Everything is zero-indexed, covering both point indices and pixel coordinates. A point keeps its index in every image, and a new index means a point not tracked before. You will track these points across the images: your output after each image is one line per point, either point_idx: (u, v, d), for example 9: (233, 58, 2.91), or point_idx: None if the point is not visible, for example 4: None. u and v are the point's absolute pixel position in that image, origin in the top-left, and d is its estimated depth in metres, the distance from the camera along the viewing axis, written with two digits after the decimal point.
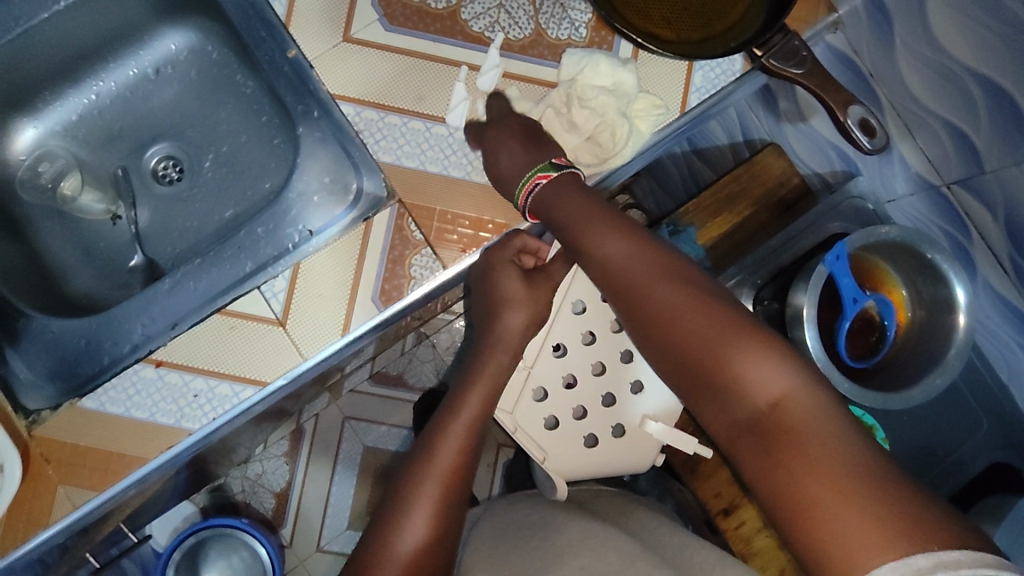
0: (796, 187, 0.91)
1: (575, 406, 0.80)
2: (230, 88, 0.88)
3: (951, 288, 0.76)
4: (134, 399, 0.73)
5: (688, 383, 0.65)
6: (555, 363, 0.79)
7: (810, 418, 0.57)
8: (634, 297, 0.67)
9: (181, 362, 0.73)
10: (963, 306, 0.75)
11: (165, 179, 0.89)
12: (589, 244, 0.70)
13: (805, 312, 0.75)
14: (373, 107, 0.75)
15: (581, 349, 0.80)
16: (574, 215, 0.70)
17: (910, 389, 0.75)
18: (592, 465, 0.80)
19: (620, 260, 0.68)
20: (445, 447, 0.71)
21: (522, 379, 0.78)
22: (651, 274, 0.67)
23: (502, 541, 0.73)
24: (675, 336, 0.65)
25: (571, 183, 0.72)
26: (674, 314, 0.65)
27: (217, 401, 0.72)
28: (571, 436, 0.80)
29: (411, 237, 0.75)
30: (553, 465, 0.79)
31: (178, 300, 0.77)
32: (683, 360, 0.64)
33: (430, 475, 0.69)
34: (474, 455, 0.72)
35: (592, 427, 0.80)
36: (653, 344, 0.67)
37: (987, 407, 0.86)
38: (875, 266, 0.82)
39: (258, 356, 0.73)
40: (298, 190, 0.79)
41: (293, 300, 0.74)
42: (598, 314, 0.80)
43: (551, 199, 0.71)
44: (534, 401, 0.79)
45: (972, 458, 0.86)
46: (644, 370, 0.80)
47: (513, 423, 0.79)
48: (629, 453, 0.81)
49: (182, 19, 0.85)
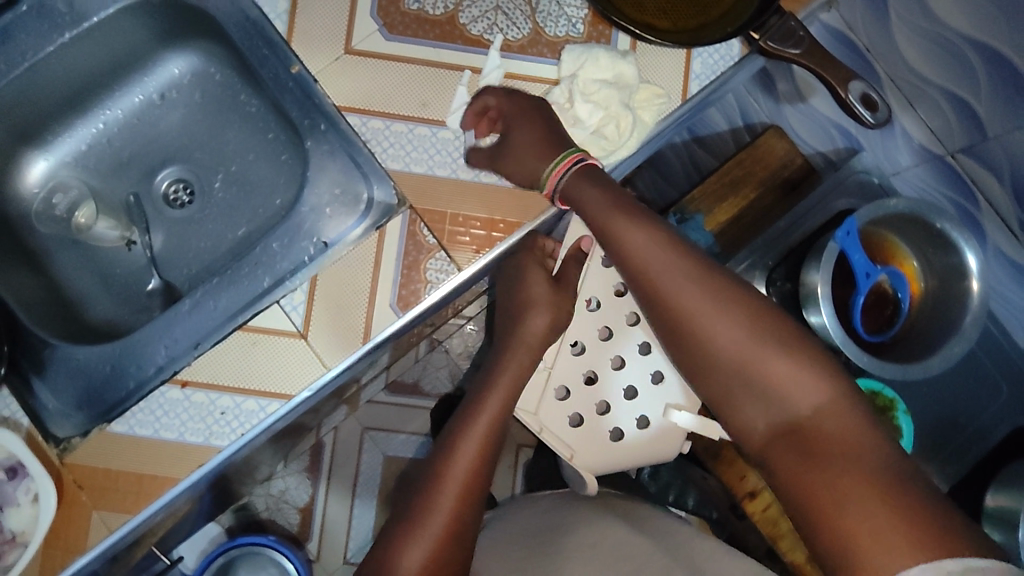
0: (800, 167, 0.91)
1: (598, 400, 0.80)
2: (235, 107, 0.89)
3: (962, 256, 0.77)
4: (162, 420, 0.73)
5: (719, 380, 0.68)
6: (575, 360, 0.80)
7: (839, 428, 0.62)
8: (668, 297, 0.70)
9: (206, 381, 0.74)
10: (975, 272, 0.76)
11: (176, 203, 0.90)
12: (622, 247, 0.73)
13: (819, 290, 0.76)
14: (379, 116, 0.77)
15: (599, 345, 0.80)
16: (607, 217, 0.73)
17: (929, 358, 0.75)
18: (619, 458, 0.79)
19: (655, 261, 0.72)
20: (464, 449, 0.70)
21: (544, 378, 0.79)
22: (687, 277, 0.70)
23: (515, 544, 0.75)
24: (711, 336, 0.68)
25: (602, 180, 0.75)
26: (710, 316, 0.68)
27: (243, 416, 0.73)
28: (596, 432, 0.79)
29: (425, 241, 0.75)
30: (581, 462, 0.79)
31: (198, 319, 0.78)
32: (716, 360, 0.68)
33: (449, 477, 0.69)
34: (492, 458, 0.72)
35: (616, 420, 0.79)
36: (684, 343, 0.70)
37: (1004, 371, 0.86)
38: (885, 240, 0.82)
39: (281, 369, 0.74)
40: (311, 204, 0.80)
41: (313, 311, 0.75)
42: (612, 308, 0.81)
43: (581, 191, 0.74)
44: (557, 400, 0.79)
45: (994, 426, 0.86)
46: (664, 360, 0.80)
47: (538, 422, 0.78)
48: (657, 444, 0.79)
49: (185, 43, 0.86)
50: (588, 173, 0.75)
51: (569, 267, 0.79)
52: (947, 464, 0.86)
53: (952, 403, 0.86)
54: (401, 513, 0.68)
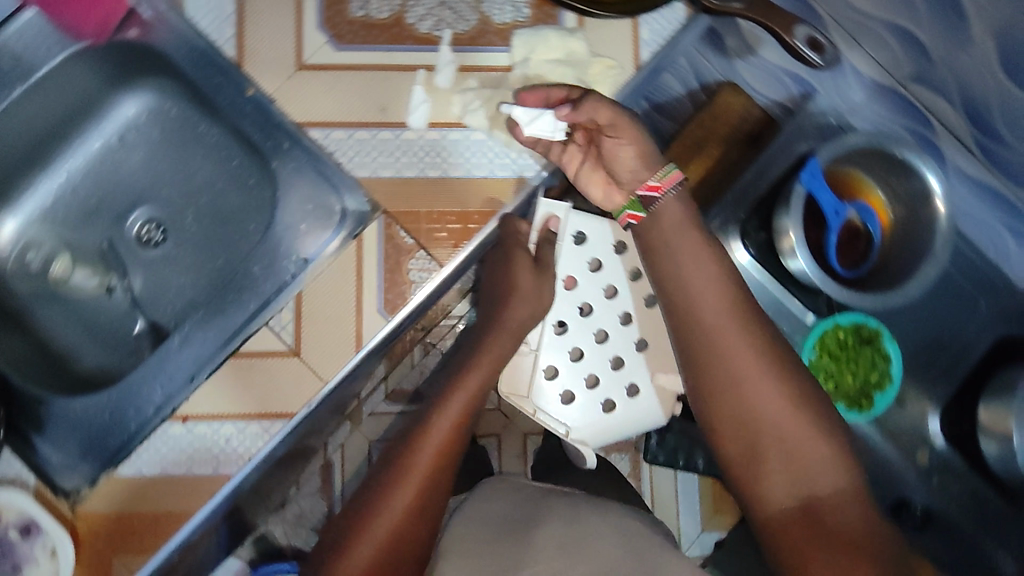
0: (758, 119, 0.90)
1: (588, 375, 0.75)
2: (196, 139, 0.88)
3: (924, 178, 0.79)
4: (169, 457, 0.75)
5: (743, 436, 0.63)
6: (560, 339, 0.74)
7: (847, 522, 0.58)
8: (715, 346, 0.64)
9: (206, 413, 0.75)
10: (939, 192, 0.78)
11: (150, 243, 0.89)
12: (676, 285, 0.66)
13: (794, 237, 0.79)
14: (341, 125, 0.78)
15: (581, 321, 0.75)
16: (663, 243, 0.68)
17: (905, 284, 0.79)
18: (613, 429, 0.75)
19: (700, 295, 0.65)
20: (429, 440, 0.65)
21: (531, 363, 0.73)
22: (743, 332, 0.64)
23: (476, 533, 0.66)
24: (752, 395, 0.63)
25: (683, 216, 0.68)
26: (760, 378, 0.63)
27: (247, 441, 0.75)
28: (589, 407, 0.75)
29: (403, 243, 0.77)
30: (578, 438, 0.74)
31: (192, 351, 0.76)
32: (751, 421, 0.62)
33: (408, 471, 0.63)
34: (459, 449, 0.66)
35: (609, 391, 0.75)
36: (720, 395, 0.64)
37: (983, 288, 0.88)
38: (850, 176, 0.84)
39: (281, 390, 0.75)
40: (284, 223, 0.78)
41: (302, 328, 0.76)
42: (588, 281, 0.76)
43: (664, 215, 0.68)
44: (547, 380, 0.74)
45: (977, 339, 0.88)
46: (651, 327, 0.76)
47: (532, 406, 0.73)
48: (651, 411, 0.76)
49: (137, 82, 0.86)
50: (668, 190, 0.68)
51: (545, 248, 0.74)
52: (938, 383, 0.88)
53: (934, 324, 0.89)
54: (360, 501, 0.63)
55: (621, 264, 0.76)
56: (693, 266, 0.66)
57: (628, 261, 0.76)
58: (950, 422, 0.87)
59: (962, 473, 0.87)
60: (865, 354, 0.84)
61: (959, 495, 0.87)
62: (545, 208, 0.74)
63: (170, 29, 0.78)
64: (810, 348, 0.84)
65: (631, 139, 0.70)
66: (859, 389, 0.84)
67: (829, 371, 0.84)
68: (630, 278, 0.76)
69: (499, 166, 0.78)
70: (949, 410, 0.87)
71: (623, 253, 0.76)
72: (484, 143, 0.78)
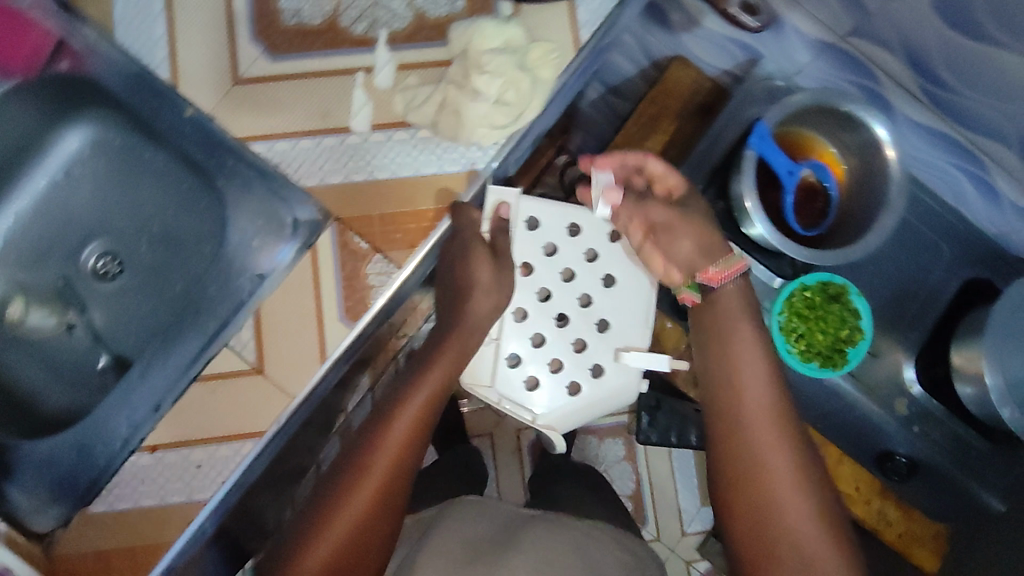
0: (710, 89, 0.98)
1: (550, 359, 0.74)
2: (145, 166, 0.86)
3: (872, 128, 0.79)
4: (142, 488, 0.74)
5: (762, 532, 0.59)
6: (519, 326, 0.74)
7: None
8: (753, 437, 0.62)
9: (172, 441, 0.74)
10: (888, 140, 0.78)
11: (107, 276, 0.87)
12: (721, 378, 0.66)
13: (750, 204, 0.79)
14: (284, 137, 0.77)
15: (539, 307, 0.74)
16: (717, 330, 0.68)
17: (865, 236, 0.79)
18: (578, 412, 0.74)
19: (746, 384, 0.65)
20: (394, 429, 0.66)
21: (493, 351, 0.73)
22: (785, 432, 0.63)
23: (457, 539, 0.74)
24: (781, 494, 0.60)
25: (740, 304, 0.68)
26: (791, 479, 0.60)
27: (220, 465, 0.73)
28: (555, 393, 0.73)
29: (358, 249, 0.77)
30: (545, 424, 0.73)
31: (153, 380, 0.77)
32: (773, 522, 0.59)
33: (372, 462, 0.64)
34: (422, 442, 0.67)
35: (572, 374, 0.74)
36: (745, 488, 0.61)
37: (944, 233, 0.92)
38: (800, 136, 0.85)
39: (249, 408, 0.74)
40: (236, 240, 0.80)
41: (264, 345, 0.76)
42: (542, 266, 0.75)
43: (721, 300, 0.69)
44: (510, 368, 0.73)
45: (945, 283, 0.91)
46: (610, 307, 0.75)
47: (497, 395, 0.72)
48: (617, 391, 0.74)
49: (78, 114, 0.84)
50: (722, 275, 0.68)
51: (498, 236, 0.72)
52: (909, 331, 0.91)
53: (899, 274, 0.92)
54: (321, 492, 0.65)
55: (575, 246, 0.75)
56: (744, 356, 0.66)
57: (583, 242, 0.75)
58: (925, 368, 0.89)
59: (941, 418, 0.89)
60: (833, 311, 0.86)
61: (941, 439, 0.89)
62: (496, 198, 0.73)
63: (103, 58, 0.77)
64: (778, 311, 0.86)
65: (689, 238, 0.69)
66: (831, 345, 0.86)
67: (799, 331, 0.86)
68: (586, 260, 0.75)
69: (446, 161, 0.77)
70: (924, 354, 0.89)
71: (577, 234, 0.76)
72: (430, 140, 0.77)
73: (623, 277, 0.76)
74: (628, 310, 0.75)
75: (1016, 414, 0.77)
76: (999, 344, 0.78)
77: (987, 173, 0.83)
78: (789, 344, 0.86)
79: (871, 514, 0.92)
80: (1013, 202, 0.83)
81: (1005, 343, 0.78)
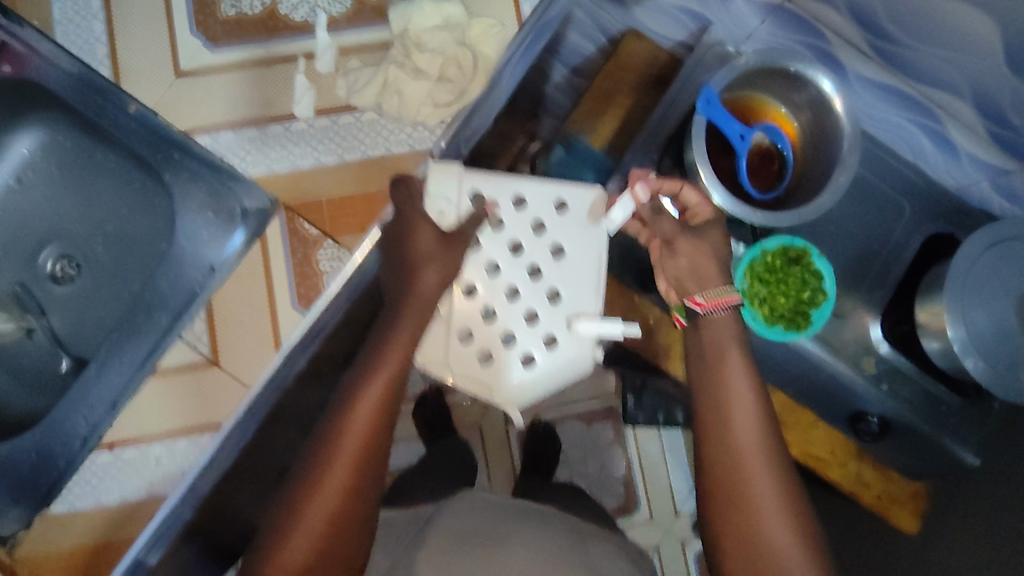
0: (666, 61, 0.98)
1: (502, 333, 0.75)
2: (94, 166, 0.87)
3: (819, 84, 0.79)
4: (104, 480, 0.92)
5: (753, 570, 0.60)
6: (468, 302, 0.74)
7: None
8: (743, 474, 0.62)
9: (129, 439, 0.93)
10: (834, 94, 0.78)
11: (64, 280, 0.88)
12: (710, 405, 0.65)
13: (704, 172, 0.77)
14: (254, 127, 0.95)
15: (487, 282, 0.75)
16: (710, 350, 0.67)
17: (819, 197, 0.78)
18: (533, 384, 0.74)
19: (735, 406, 0.64)
20: (355, 419, 0.64)
21: (443, 329, 0.73)
22: (774, 466, 0.63)
23: (453, 542, 0.78)
24: (769, 533, 0.60)
25: (731, 331, 0.68)
26: (780, 518, 0.61)
27: (183, 451, 0.93)
28: (508, 366, 0.74)
29: (308, 235, 0.94)
30: (501, 400, 0.74)
31: (109, 381, 0.83)
32: (761, 550, 0.60)
33: (337, 455, 0.63)
34: (389, 429, 0.66)
35: (526, 346, 0.74)
36: (734, 524, 0.62)
37: (905, 190, 0.91)
38: (751, 99, 0.84)
39: (217, 392, 0.94)
40: (187, 230, 0.87)
41: (216, 337, 0.94)
42: (491, 240, 0.75)
43: (712, 329, 0.68)
44: (462, 344, 0.74)
45: (907, 238, 0.90)
46: (560, 277, 0.76)
47: (450, 372, 0.73)
48: (572, 361, 0.75)
49: (24, 117, 0.84)
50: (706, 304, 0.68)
51: (466, 223, 0.72)
52: (874, 291, 0.90)
53: (861, 234, 0.91)
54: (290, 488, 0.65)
55: (523, 219, 0.76)
56: (736, 377, 0.66)
57: (530, 215, 0.76)
58: (891, 325, 0.88)
59: (910, 375, 0.89)
60: (795, 274, 0.86)
61: (912, 397, 0.89)
62: (435, 175, 0.73)
63: (50, 63, 0.81)
64: (740, 277, 0.85)
65: (687, 257, 0.71)
66: (795, 308, 0.86)
67: (762, 295, 0.85)
68: (533, 232, 0.76)
69: None
70: (890, 312, 0.88)
71: (523, 208, 0.76)
72: (375, 121, 0.95)
73: (571, 247, 0.76)
74: (579, 279, 0.76)
75: (980, 364, 0.75)
76: (961, 299, 0.78)
77: (942, 125, 0.82)
78: (754, 310, 0.85)
79: (845, 475, 0.95)
80: (970, 152, 0.83)
81: (967, 298, 0.77)
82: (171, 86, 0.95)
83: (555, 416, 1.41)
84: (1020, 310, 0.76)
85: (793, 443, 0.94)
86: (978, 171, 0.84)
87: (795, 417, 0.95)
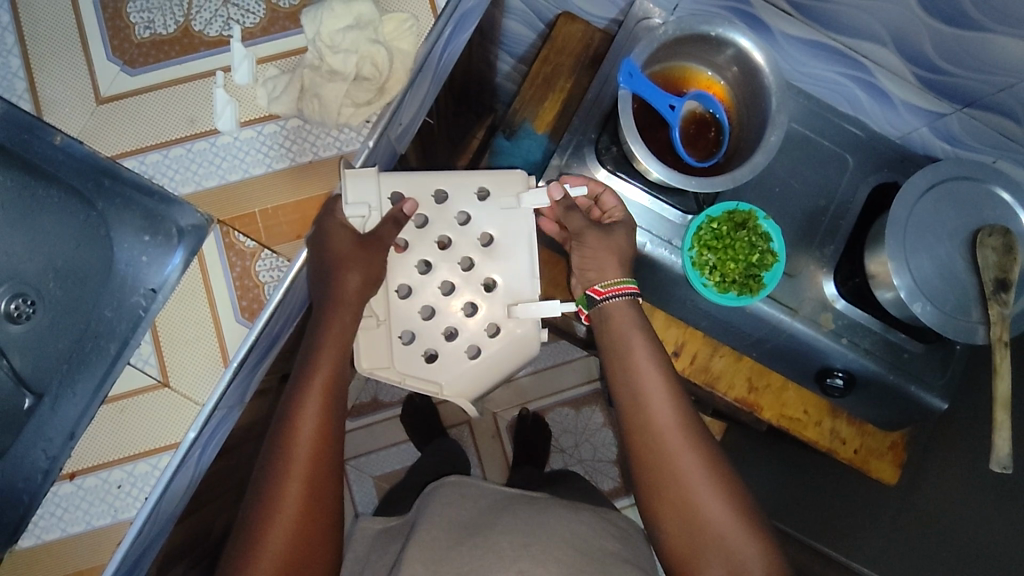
0: (603, 40, 0.95)
1: (444, 329, 0.80)
2: (37, 203, 0.86)
3: (740, 42, 0.78)
4: (65, 518, 0.73)
5: (692, 531, 0.66)
6: (406, 303, 0.80)
7: None
8: (667, 449, 0.68)
9: (91, 465, 0.74)
10: (753, 48, 0.78)
11: (20, 318, 0.91)
12: (628, 393, 0.71)
13: (637, 151, 0.77)
14: (154, 148, 0.75)
15: (422, 280, 0.80)
16: (616, 340, 0.73)
17: (754, 156, 0.78)
18: (483, 371, 0.82)
19: (648, 388, 0.70)
20: (300, 438, 0.66)
21: (386, 333, 0.79)
22: (691, 439, 0.68)
23: (439, 531, 0.76)
24: (701, 499, 0.66)
25: (630, 316, 0.74)
26: (706, 484, 0.66)
27: (140, 481, 0.73)
28: (454, 358, 0.81)
29: (245, 247, 0.74)
30: (452, 391, 0.81)
31: (65, 413, 0.79)
32: (696, 515, 0.66)
33: (289, 474, 0.65)
34: (334, 443, 0.68)
35: (471, 338, 0.81)
36: (667, 496, 0.67)
37: (849, 144, 0.90)
38: (673, 69, 0.85)
39: (158, 421, 0.73)
40: (128, 257, 0.82)
41: (164, 357, 0.74)
42: (419, 240, 0.80)
43: (614, 316, 0.74)
44: (404, 345, 0.80)
45: (854, 193, 0.89)
46: (491, 266, 0.81)
47: (398, 373, 0.79)
48: (514, 342, 0.81)
49: None
50: (604, 293, 0.74)
51: (382, 225, 0.75)
52: (825, 246, 0.89)
53: (808, 191, 0.90)
54: (245, 514, 0.66)
55: (447, 213, 0.80)
56: (645, 360, 0.72)
57: (453, 208, 0.80)
58: (844, 281, 0.87)
59: (870, 328, 0.87)
60: (742, 238, 0.84)
61: (872, 347, 0.87)
62: (355, 183, 0.73)
63: None
64: (688, 247, 0.85)
65: (593, 249, 0.77)
66: (745, 272, 0.85)
67: (711, 263, 0.85)
68: (460, 224, 0.80)
69: (320, 146, 0.75)
70: (843, 267, 0.87)
71: (445, 202, 0.80)
72: (277, 135, 0.74)
73: (498, 234, 0.81)
74: (511, 264, 0.81)
75: (928, 307, 0.75)
76: (904, 248, 0.76)
77: (874, 78, 0.80)
78: (704, 277, 0.86)
79: (822, 434, 0.94)
80: (904, 100, 0.82)
81: (909, 245, 0.76)
82: (94, 114, 0.75)
83: (542, 405, 1.40)
84: (962, 251, 0.77)
85: (768, 406, 0.94)
86: (916, 118, 0.84)
87: (765, 379, 0.94)
